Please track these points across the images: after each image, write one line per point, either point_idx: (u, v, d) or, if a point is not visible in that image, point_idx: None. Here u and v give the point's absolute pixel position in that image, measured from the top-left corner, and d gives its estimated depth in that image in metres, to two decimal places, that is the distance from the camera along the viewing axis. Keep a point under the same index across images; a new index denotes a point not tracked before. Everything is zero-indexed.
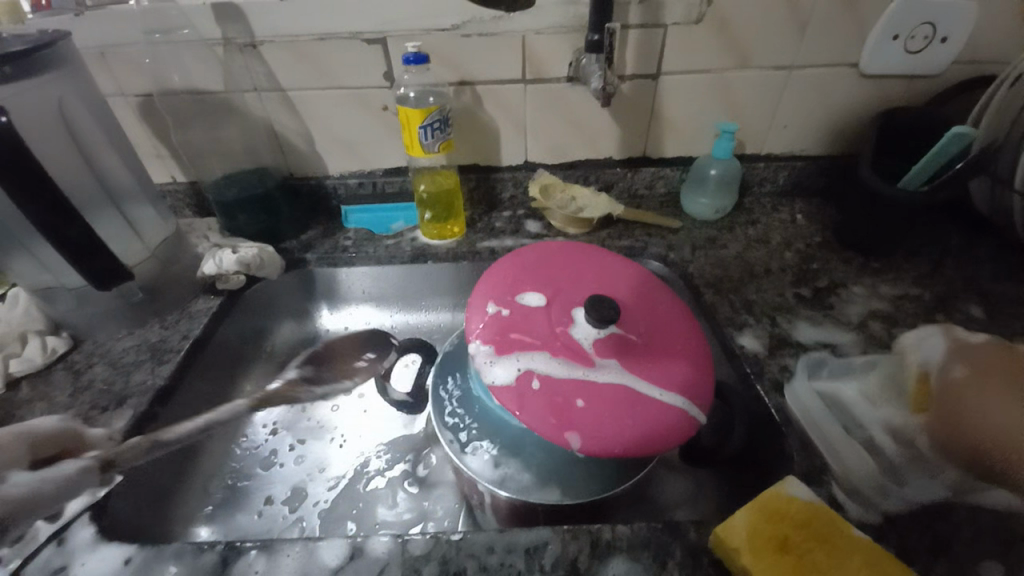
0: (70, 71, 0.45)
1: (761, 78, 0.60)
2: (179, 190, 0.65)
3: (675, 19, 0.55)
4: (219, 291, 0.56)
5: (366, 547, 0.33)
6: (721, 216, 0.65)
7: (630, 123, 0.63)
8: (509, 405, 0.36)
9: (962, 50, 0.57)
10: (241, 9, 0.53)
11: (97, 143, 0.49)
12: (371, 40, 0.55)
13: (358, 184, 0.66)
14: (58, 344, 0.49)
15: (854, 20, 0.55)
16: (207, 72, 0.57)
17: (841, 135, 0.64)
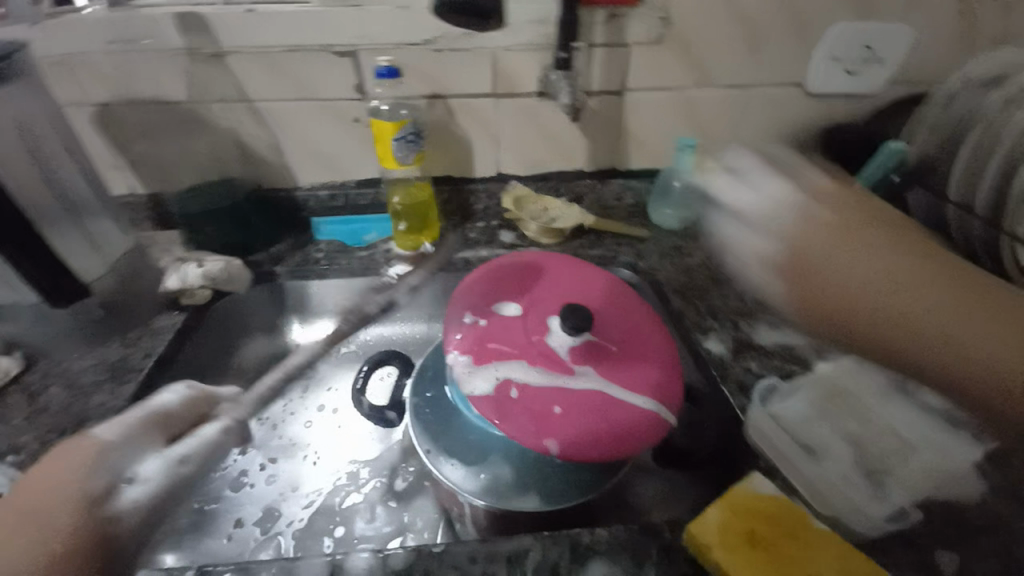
0: (21, 79, 0.43)
1: (719, 95, 0.63)
2: (139, 202, 0.62)
3: (639, 40, 0.58)
4: (183, 307, 0.54)
5: (346, 563, 0.33)
6: (686, 225, 0.68)
7: (599, 136, 0.65)
8: (488, 414, 0.36)
9: (895, 73, 0.63)
10: (209, 19, 0.52)
11: (52, 153, 0.47)
12: (343, 52, 0.55)
13: (330, 196, 0.66)
14: (12, 365, 0.46)
15: (801, 43, 0.60)
16: (171, 81, 0.55)
17: (792, 150, 0.69)
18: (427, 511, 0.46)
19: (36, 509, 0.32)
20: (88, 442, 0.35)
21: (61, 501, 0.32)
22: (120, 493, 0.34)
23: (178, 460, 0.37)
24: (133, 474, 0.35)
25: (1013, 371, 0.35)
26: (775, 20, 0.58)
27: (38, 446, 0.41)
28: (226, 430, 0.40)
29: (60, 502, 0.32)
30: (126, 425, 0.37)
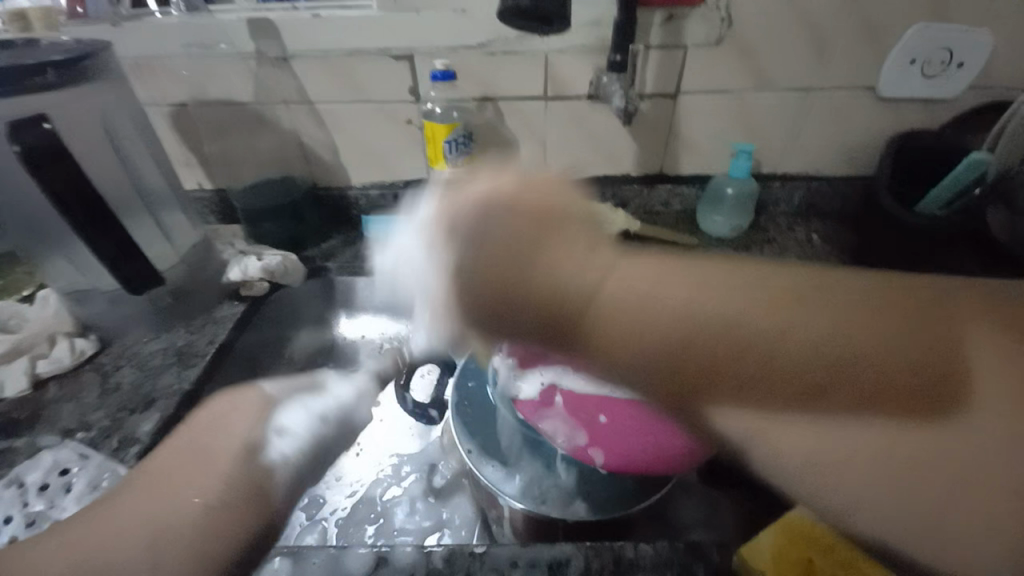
0: (111, 81, 0.47)
1: (779, 99, 0.60)
2: (206, 196, 0.66)
3: (697, 42, 0.56)
4: (243, 297, 0.57)
5: (391, 556, 0.34)
6: (737, 234, 0.66)
7: (649, 140, 0.64)
8: (532, 418, 0.37)
9: (977, 77, 0.58)
10: (277, 24, 0.55)
11: (134, 150, 0.50)
12: (400, 56, 0.56)
13: (380, 195, 0.67)
14: (87, 346, 0.50)
15: (871, 45, 0.57)
16: (240, 83, 0.58)
17: (856, 158, 0.65)
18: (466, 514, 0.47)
19: (207, 449, 0.34)
20: (248, 399, 0.38)
21: (224, 449, 0.34)
22: (271, 445, 0.35)
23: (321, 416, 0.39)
24: (281, 427, 0.36)
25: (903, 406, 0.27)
26: (844, 20, 0.55)
27: (111, 422, 0.44)
28: (361, 393, 0.43)
29: (225, 456, 0.33)
30: (271, 392, 0.39)
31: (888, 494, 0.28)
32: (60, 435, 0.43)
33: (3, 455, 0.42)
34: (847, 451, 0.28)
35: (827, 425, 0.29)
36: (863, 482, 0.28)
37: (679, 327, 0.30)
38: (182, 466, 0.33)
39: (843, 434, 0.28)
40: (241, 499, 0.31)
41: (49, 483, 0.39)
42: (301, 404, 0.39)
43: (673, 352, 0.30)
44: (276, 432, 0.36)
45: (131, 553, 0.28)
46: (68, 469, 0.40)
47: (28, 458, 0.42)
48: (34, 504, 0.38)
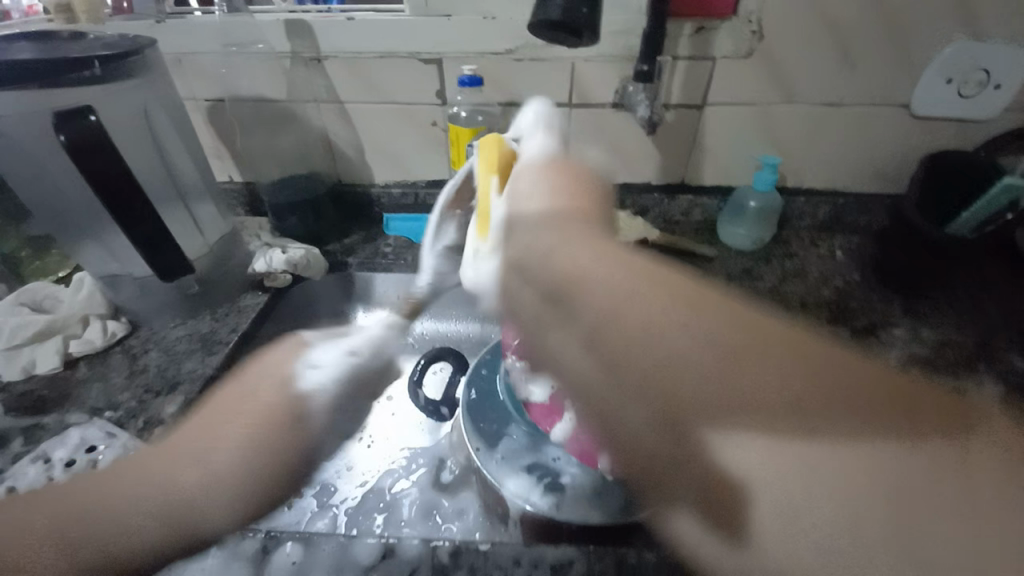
0: (153, 77, 0.49)
1: (806, 114, 0.60)
2: (235, 188, 0.68)
3: (724, 53, 0.56)
4: (266, 288, 0.59)
5: (398, 547, 0.35)
6: (758, 247, 0.65)
7: (671, 150, 0.63)
8: (544, 418, 0.43)
9: (1016, 98, 0.57)
10: (311, 26, 0.56)
11: (172, 145, 0.53)
12: (428, 60, 0.58)
13: (401, 194, 0.68)
14: (118, 328, 0.52)
15: (904, 63, 0.56)
16: (272, 81, 0.60)
17: (885, 174, 0.64)
18: (472, 513, 0.47)
19: (252, 408, 0.34)
20: (289, 345, 0.40)
21: (258, 407, 0.35)
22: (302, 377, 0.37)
23: (348, 352, 0.40)
24: (313, 361, 0.38)
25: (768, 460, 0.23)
26: (877, 36, 0.54)
27: (137, 403, 0.46)
28: (388, 326, 0.44)
29: (269, 409, 0.35)
30: (301, 340, 0.41)
31: (859, 530, 0.22)
32: (88, 412, 0.45)
33: (35, 429, 0.44)
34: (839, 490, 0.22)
35: (822, 451, 0.22)
36: (816, 511, 0.23)
37: (684, 325, 0.25)
38: (226, 422, 0.34)
39: (850, 465, 0.22)
40: (278, 442, 0.33)
41: (75, 460, 0.41)
42: (330, 344, 0.40)
43: (656, 374, 0.25)
44: (308, 366, 0.38)
45: (181, 484, 0.30)
46: (94, 447, 0.42)
47: (57, 434, 0.44)
48: (59, 479, 0.40)
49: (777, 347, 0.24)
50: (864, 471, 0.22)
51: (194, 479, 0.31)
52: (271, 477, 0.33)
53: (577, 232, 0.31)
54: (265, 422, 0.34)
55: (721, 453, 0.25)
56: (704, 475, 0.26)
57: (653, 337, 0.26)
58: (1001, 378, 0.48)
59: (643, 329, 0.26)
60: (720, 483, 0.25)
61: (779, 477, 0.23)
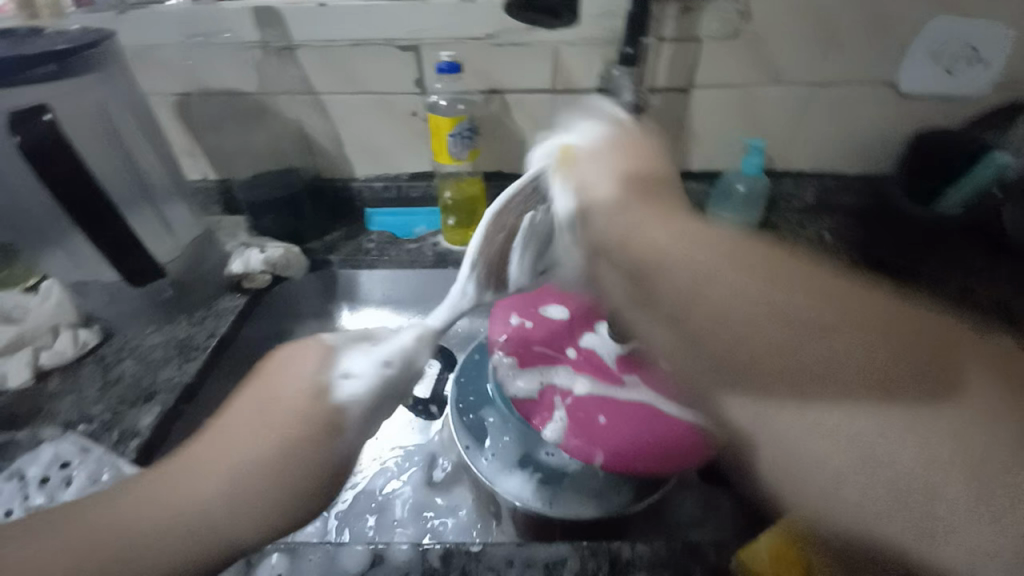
0: (113, 70, 0.46)
1: (793, 95, 0.59)
2: (209, 187, 0.65)
3: (709, 34, 0.54)
4: (245, 290, 0.56)
5: (387, 553, 0.34)
6: (748, 232, 0.64)
7: (658, 135, 0.62)
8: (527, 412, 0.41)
9: (1004, 73, 0.56)
10: (281, 14, 0.54)
11: (136, 143, 0.50)
12: (404, 46, 0.55)
13: (383, 187, 0.66)
14: (89, 338, 0.50)
15: (891, 40, 0.55)
16: (242, 73, 0.58)
17: (874, 154, 0.63)
18: (464, 509, 0.46)
19: (272, 416, 0.31)
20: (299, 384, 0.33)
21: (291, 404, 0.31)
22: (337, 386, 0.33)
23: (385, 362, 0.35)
24: (345, 369, 0.34)
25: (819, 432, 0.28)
26: (865, 13, 0.53)
27: (112, 415, 0.44)
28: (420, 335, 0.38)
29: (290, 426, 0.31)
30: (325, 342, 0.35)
31: (935, 450, 0.24)
32: (61, 426, 0.43)
33: (7, 446, 0.42)
34: (863, 406, 0.26)
35: (981, 395, 0.25)
36: (814, 463, 0.27)
37: (761, 295, 0.31)
38: (248, 426, 0.30)
39: (872, 359, 0.27)
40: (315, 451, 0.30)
41: (49, 477, 0.40)
42: (361, 351, 0.35)
43: (722, 338, 0.32)
44: (341, 376, 0.33)
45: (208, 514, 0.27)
46: (68, 463, 0.40)
47: (29, 451, 0.42)
48: (33, 497, 0.39)
49: (834, 320, 0.29)
50: (917, 398, 0.25)
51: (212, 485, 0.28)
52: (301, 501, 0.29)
53: (649, 211, 0.39)
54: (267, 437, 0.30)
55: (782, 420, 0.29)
56: (766, 406, 0.30)
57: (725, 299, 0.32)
58: None
59: (725, 305, 0.32)
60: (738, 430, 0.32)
61: (760, 312, 0.31)
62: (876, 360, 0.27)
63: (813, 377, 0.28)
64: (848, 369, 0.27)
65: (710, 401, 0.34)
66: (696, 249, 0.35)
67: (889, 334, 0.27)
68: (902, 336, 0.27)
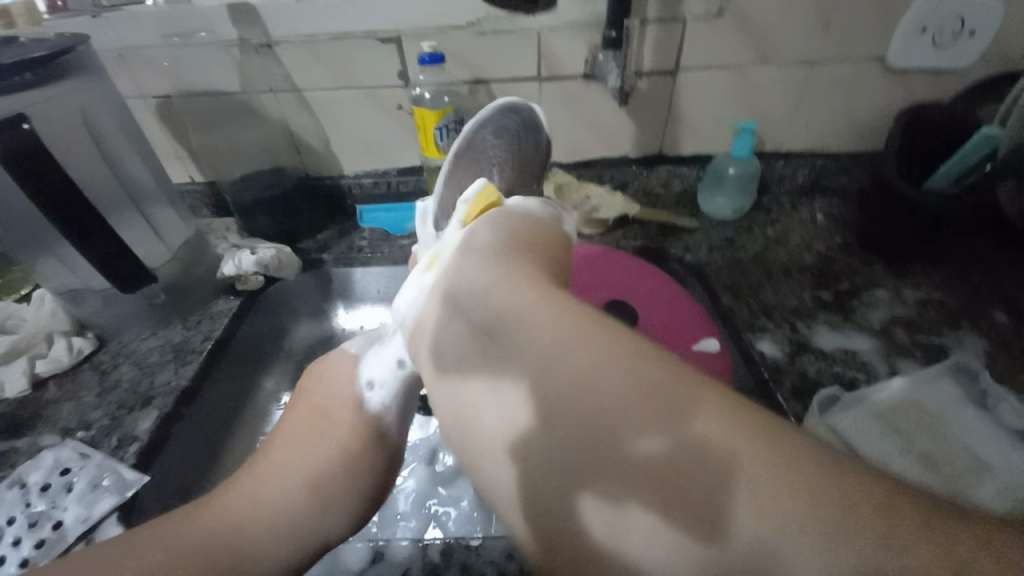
0: (90, 74, 0.46)
1: (781, 74, 0.58)
2: (198, 189, 0.65)
3: (695, 15, 0.54)
4: (239, 291, 0.57)
5: (388, 550, 0.35)
6: (740, 215, 0.64)
7: (647, 121, 0.61)
8: None
9: (993, 45, 0.56)
10: (259, 10, 0.53)
11: (119, 147, 0.50)
12: (387, 39, 0.55)
13: (373, 183, 0.66)
14: (85, 345, 0.50)
15: (880, 15, 0.54)
16: (224, 73, 0.57)
17: (865, 133, 0.63)
18: (466, 499, 0.47)
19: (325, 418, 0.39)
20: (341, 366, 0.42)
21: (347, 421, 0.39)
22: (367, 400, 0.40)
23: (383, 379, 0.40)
24: (370, 381, 0.40)
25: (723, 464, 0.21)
26: None
27: (111, 420, 0.45)
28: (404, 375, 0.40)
29: (346, 416, 0.39)
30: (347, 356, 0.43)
31: (834, 548, 0.18)
32: (60, 434, 0.44)
33: (5, 456, 0.42)
34: (785, 452, 0.20)
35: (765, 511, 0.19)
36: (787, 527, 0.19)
37: (625, 384, 0.23)
38: (308, 440, 0.38)
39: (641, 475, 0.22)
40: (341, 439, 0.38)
41: (50, 484, 0.40)
42: (375, 355, 0.41)
43: (586, 417, 0.24)
44: (366, 387, 0.40)
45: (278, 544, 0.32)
46: (69, 469, 0.41)
47: (29, 458, 0.42)
48: (35, 504, 0.39)
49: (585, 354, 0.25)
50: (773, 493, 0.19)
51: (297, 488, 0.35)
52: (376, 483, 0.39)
53: (523, 274, 0.30)
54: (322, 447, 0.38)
55: (636, 447, 0.22)
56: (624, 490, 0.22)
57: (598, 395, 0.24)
58: (982, 333, 0.49)
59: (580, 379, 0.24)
60: (670, 484, 0.22)
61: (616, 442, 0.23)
62: (743, 464, 0.20)
63: (608, 428, 0.23)
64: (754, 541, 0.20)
65: (622, 446, 0.23)
66: (583, 337, 0.25)
67: (697, 461, 0.21)
68: (831, 454, 0.20)
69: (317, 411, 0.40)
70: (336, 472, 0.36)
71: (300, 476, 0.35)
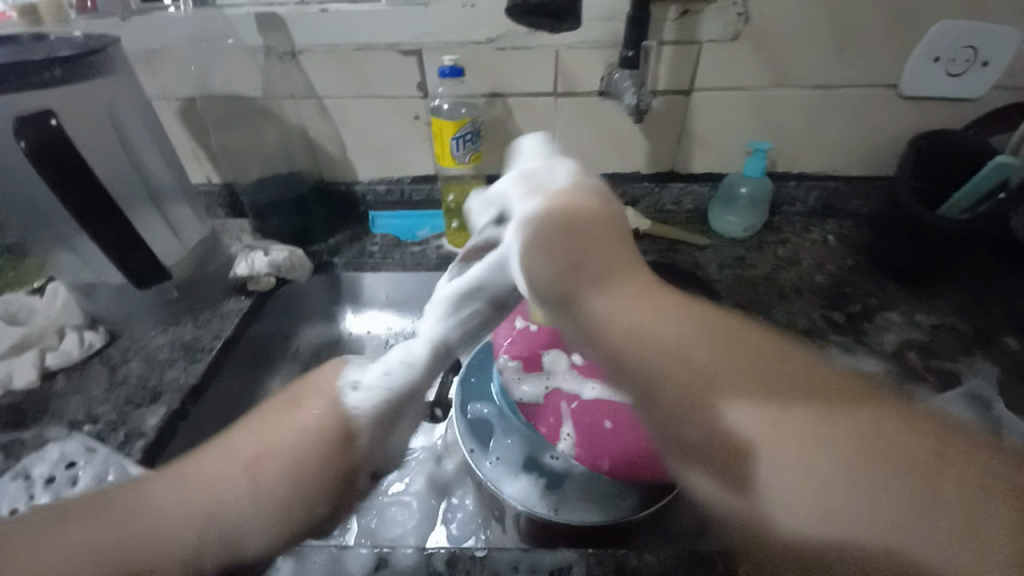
0: (120, 73, 0.47)
1: (795, 97, 0.59)
2: (214, 190, 0.66)
3: (711, 36, 0.55)
4: (249, 292, 0.57)
5: (392, 557, 0.35)
6: (751, 234, 0.64)
7: (660, 139, 0.62)
8: (533, 418, 0.41)
9: (1004, 76, 0.56)
10: (285, 19, 0.54)
11: (144, 146, 0.51)
12: (407, 51, 0.56)
13: (387, 190, 0.66)
14: (95, 339, 0.50)
15: (892, 42, 0.55)
16: (248, 78, 0.58)
17: (875, 157, 0.63)
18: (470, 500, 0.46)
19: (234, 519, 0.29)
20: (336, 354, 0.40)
21: (316, 423, 0.33)
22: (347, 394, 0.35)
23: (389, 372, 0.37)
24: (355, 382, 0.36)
25: (818, 480, 0.23)
26: (868, 13, 0.53)
27: (117, 416, 0.45)
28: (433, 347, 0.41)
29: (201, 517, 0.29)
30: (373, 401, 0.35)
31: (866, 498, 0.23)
32: (67, 427, 0.44)
33: (12, 446, 0.42)
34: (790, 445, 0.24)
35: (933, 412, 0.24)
36: (811, 500, 0.24)
37: (687, 337, 0.29)
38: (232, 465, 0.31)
39: (836, 437, 0.24)
40: (331, 478, 0.32)
41: (55, 477, 0.40)
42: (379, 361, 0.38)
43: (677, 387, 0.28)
44: (352, 386, 0.36)
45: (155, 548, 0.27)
46: (75, 463, 0.41)
47: (36, 450, 0.42)
48: (39, 496, 0.39)
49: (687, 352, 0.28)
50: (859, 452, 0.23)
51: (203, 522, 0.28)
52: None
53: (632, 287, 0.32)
54: (301, 480, 0.31)
55: (723, 446, 0.26)
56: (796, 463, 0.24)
57: (788, 446, 0.25)
58: (996, 361, 0.48)
59: (776, 430, 0.25)
60: (727, 447, 0.26)
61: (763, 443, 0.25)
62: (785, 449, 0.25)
63: (700, 387, 0.27)
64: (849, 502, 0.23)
65: (693, 416, 0.27)
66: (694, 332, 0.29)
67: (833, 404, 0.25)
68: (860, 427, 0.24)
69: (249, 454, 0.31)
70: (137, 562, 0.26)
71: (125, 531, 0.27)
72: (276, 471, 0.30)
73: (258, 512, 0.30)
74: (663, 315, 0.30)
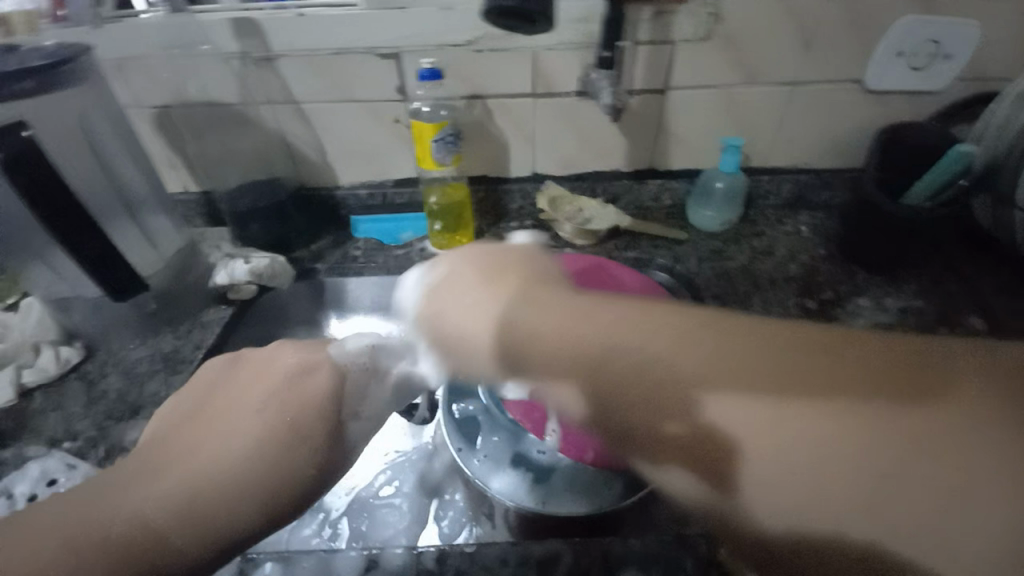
0: (90, 83, 0.46)
1: (765, 94, 0.60)
2: (191, 199, 0.65)
3: (683, 36, 0.56)
4: (230, 300, 0.57)
5: (382, 559, 0.35)
6: (728, 228, 0.66)
7: (637, 137, 0.63)
8: (520, 414, 0.42)
9: (963, 69, 0.59)
10: (261, 24, 0.54)
11: (118, 157, 0.50)
12: (385, 54, 0.56)
13: (369, 195, 0.66)
14: (72, 355, 0.50)
15: (856, 40, 0.57)
16: (224, 85, 0.58)
17: (845, 151, 0.65)
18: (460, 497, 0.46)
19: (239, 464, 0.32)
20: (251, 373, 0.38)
21: (318, 387, 0.37)
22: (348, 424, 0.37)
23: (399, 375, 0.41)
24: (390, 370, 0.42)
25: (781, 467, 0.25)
26: (833, 11, 0.55)
27: (98, 430, 0.44)
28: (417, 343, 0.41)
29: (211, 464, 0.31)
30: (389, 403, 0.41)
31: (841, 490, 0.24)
32: (46, 444, 0.43)
33: None
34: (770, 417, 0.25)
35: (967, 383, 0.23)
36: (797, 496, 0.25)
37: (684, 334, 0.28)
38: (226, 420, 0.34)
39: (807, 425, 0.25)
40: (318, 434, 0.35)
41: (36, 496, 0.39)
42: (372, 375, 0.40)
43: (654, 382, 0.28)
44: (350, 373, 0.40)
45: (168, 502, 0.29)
46: (55, 481, 0.40)
47: (15, 470, 0.41)
48: None
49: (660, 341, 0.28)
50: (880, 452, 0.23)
51: (217, 478, 0.31)
52: (193, 540, 0.29)
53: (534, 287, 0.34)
54: (272, 445, 0.33)
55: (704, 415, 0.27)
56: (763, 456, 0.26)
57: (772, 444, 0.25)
58: None
59: (784, 444, 0.25)
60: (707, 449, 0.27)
61: (765, 455, 0.25)
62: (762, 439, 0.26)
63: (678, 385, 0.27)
64: (869, 497, 0.23)
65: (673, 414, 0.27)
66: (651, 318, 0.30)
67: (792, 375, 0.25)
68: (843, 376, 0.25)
69: (238, 404, 0.36)
70: (177, 508, 0.29)
71: (157, 489, 0.30)
72: (268, 427, 0.34)
73: (244, 466, 0.31)
74: (696, 344, 0.28)
